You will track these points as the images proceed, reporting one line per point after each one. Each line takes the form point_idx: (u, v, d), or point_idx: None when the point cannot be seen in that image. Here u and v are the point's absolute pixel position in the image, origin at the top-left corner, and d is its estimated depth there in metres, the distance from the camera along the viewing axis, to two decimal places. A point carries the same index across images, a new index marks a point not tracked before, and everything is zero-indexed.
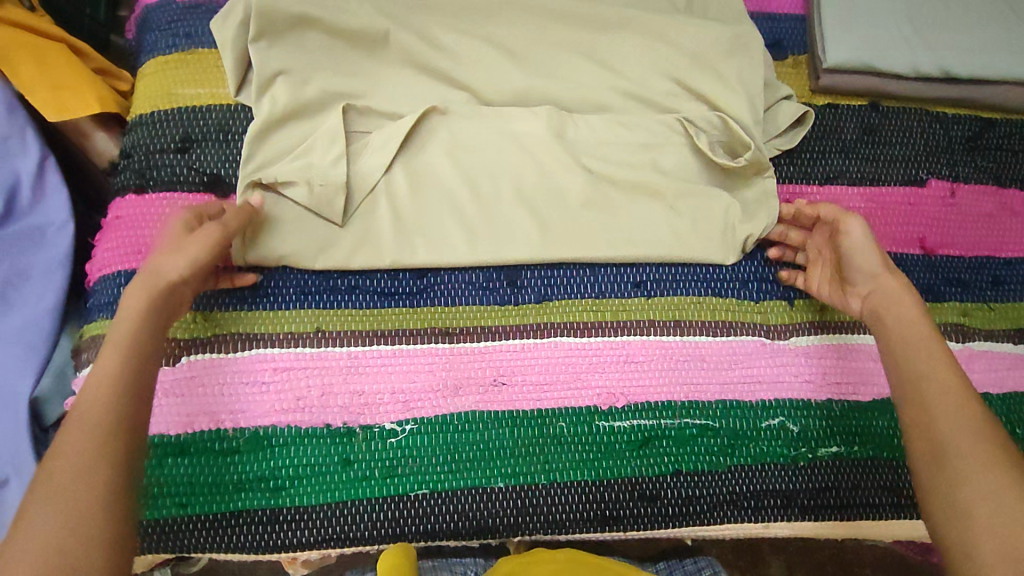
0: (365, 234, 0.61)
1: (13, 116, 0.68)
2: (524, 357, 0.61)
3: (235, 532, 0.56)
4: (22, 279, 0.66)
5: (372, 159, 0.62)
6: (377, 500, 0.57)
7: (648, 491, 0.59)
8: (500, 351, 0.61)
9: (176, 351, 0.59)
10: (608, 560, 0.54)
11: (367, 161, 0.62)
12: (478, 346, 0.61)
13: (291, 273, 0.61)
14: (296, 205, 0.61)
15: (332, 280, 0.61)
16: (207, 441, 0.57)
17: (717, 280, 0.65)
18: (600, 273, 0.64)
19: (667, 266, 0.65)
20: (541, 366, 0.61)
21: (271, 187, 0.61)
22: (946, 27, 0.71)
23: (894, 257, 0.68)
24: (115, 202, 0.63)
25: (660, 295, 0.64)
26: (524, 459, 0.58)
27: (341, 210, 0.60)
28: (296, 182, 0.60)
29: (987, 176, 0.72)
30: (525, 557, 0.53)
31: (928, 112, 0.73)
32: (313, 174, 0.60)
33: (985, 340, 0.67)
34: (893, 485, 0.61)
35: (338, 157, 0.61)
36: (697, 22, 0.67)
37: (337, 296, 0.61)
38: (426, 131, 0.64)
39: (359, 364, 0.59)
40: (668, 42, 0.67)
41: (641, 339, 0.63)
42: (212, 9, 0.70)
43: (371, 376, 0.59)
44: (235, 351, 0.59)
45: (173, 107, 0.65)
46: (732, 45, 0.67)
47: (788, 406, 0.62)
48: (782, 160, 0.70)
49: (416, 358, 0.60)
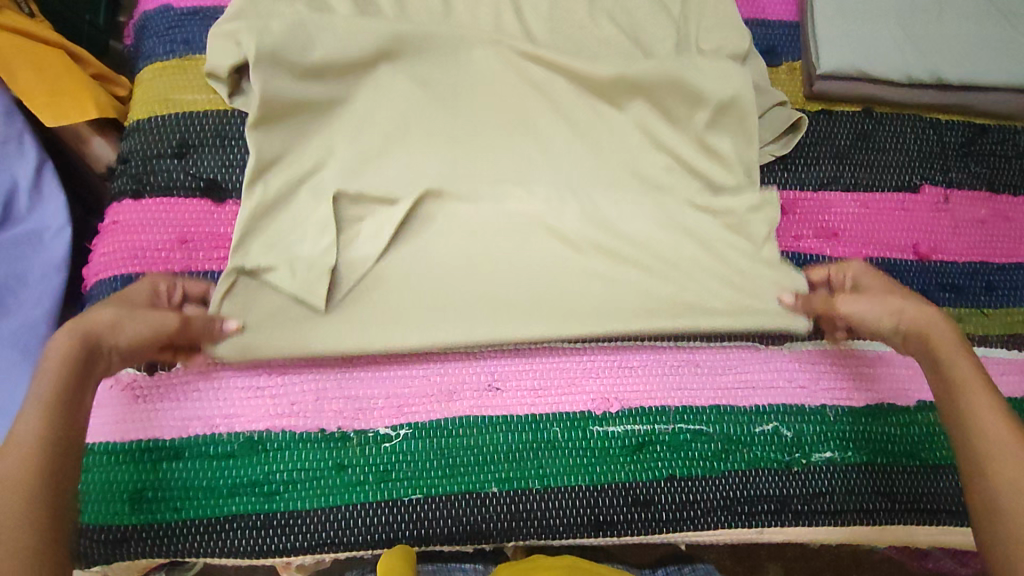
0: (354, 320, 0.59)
1: (11, 121, 0.68)
2: (518, 365, 0.61)
3: (229, 537, 0.55)
4: (19, 283, 0.66)
5: (364, 250, 0.60)
6: (370, 504, 0.57)
7: (642, 496, 0.59)
8: (494, 358, 0.61)
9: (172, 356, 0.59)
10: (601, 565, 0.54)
11: (359, 247, 0.60)
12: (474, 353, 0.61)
13: (273, 377, 0.59)
14: (281, 301, 0.58)
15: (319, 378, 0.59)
16: (201, 446, 0.57)
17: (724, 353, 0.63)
18: (599, 364, 0.62)
19: (669, 357, 0.63)
20: (535, 371, 0.61)
21: (256, 284, 0.58)
22: (939, 33, 0.72)
23: (887, 263, 0.68)
24: (113, 207, 0.64)
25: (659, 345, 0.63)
26: (518, 464, 0.59)
27: (326, 297, 0.58)
28: (280, 268, 0.58)
29: (981, 182, 0.72)
30: (526, 562, 0.53)
31: (922, 118, 0.73)
32: (296, 261, 0.58)
33: (979, 345, 0.67)
34: (887, 490, 0.61)
35: (327, 247, 0.58)
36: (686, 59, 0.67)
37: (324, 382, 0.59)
38: (418, 216, 0.62)
39: (353, 372, 0.60)
40: (670, 85, 0.66)
41: (634, 347, 0.63)
42: (209, 16, 0.70)
43: (366, 383, 0.60)
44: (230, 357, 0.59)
45: (170, 112, 0.66)
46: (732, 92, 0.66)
47: (782, 411, 0.62)
48: (775, 166, 0.70)
49: (411, 366, 0.60)
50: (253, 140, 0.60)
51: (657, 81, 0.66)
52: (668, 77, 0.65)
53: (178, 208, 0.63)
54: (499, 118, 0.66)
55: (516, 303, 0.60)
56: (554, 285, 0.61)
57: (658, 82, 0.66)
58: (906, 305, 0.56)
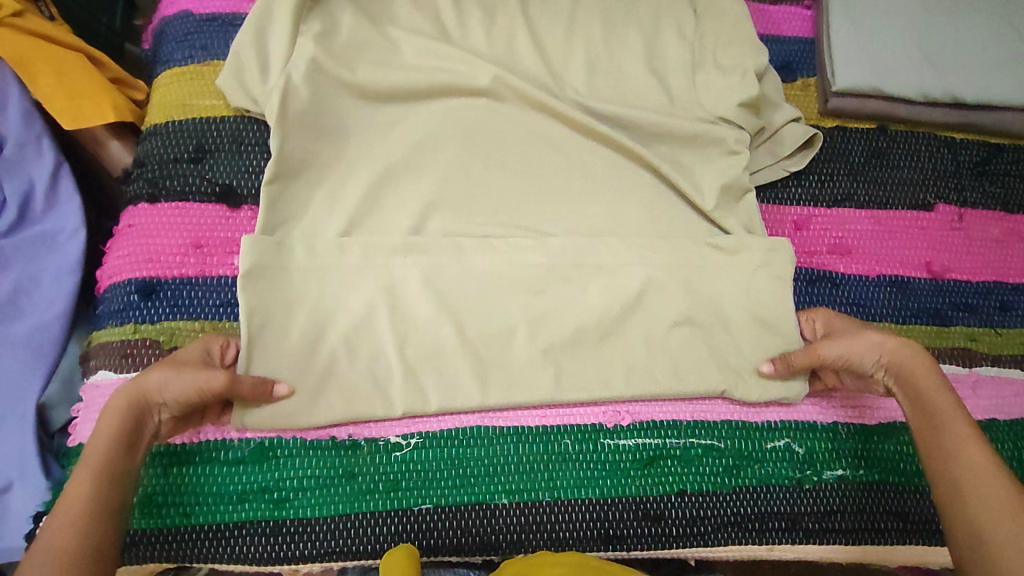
0: (369, 364, 0.58)
1: (29, 123, 0.69)
2: (535, 426, 0.60)
3: (237, 543, 0.55)
4: (33, 284, 0.67)
5: (377, 305, 0.59)
6: (380, 513, 0.57)
7: (652, 511, 0.58)
8: (510, 413, 0.60)
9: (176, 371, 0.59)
10: (598, 560, 0.51)
11: (370, 284, 0.60)
12: (487, 414, 0.60)
13: (286, 438, 0.58)
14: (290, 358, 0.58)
15: (332, 441, 0.58)
16: (212, 452, 0.57)
17: (742, 416, 0.62)
18: (615, 430, 0.60)
19: (688, 418, 0.61)
20: (547, 415, 0.60)
21: (280, 324, 0.58)
22: (955, 52, 0.72)
23: (900, 280, 0.68)
24: (128, 210, 0.64)
25: (677, 416, 0.61)
26: (527, 476, 0.58)
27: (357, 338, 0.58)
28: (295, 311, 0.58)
29: (995, 202, 0.72)
30: (533, 559, 0.50)
31: (937, 136, 0.73)
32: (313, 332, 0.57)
33: (992, 365, 0.66)
34: (899, 510, 0.61)
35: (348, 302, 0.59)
36: (693, 99, 0.70)
37: (334, 444, 0.58)
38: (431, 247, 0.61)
39: (366, 429, 0.59)
40: (690, 153, 0.69)
41: (652, 407, 0.61)
42: (227, 22, 0.71)
43: (378, 428, 0.59)
44: None
45: (187, 117, 0.66)
46: (741, 136, 0.68)
47: (794, 427, 0.62)
48: (790, 182, 0.70)
49: (424, 423, 0.59)
50: (266, 195, 0.61)
51: (676, 150, 0.69)
52: (688, 143, 0.68)
53: (193, 213, 0.63)
54: (514, 134, 0.67)
55: (523, 333, 0.60)
56: (570, 363, 0.60)
57: (679, 153, 0.69)
58: (893, 345, 0.56)
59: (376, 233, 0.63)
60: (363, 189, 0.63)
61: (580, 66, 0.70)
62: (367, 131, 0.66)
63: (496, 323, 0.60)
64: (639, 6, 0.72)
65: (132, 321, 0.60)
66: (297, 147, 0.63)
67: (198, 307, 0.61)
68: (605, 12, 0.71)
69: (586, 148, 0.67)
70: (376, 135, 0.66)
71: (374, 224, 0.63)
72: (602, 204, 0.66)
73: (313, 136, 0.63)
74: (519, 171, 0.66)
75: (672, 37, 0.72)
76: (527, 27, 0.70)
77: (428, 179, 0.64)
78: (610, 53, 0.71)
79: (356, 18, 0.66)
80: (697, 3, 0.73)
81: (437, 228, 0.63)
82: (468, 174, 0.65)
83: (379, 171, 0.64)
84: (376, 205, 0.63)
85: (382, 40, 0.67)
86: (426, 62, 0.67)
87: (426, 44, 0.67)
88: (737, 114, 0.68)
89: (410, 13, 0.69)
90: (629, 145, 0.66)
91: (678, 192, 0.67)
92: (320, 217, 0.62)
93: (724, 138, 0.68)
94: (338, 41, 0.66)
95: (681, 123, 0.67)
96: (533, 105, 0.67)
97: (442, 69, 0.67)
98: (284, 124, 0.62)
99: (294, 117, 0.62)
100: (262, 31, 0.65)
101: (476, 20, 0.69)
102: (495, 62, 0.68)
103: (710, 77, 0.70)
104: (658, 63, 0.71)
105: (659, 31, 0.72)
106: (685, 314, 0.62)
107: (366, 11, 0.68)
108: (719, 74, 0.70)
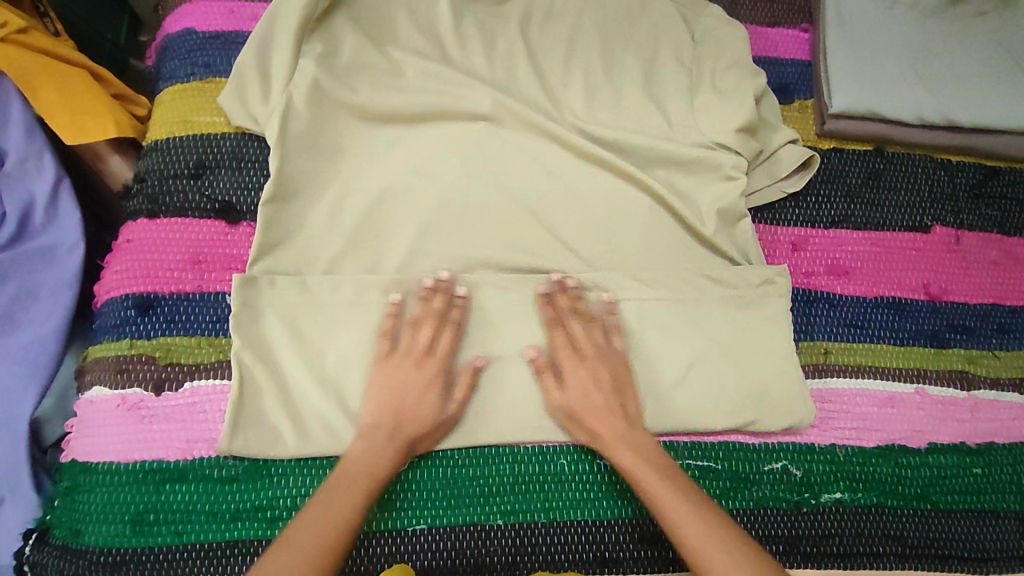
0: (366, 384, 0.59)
1: (31, 138, 0.69)
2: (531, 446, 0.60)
3: (227, 563, 0.55)
4: (30, 297, 0.67)
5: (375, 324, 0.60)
6: (375, 534, 0.56)
7: (649, 534, 0.58)
8: None
9: (122, 371, 0.59)
10: None
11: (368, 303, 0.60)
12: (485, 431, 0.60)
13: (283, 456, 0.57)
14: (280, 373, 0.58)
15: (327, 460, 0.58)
16: (206, 468, 0.57)
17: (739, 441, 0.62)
18: None
19: (684, 440, 0.61)
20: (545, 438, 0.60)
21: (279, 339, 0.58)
22: (950, 76, 0.72)
23: (897, 302, 0.68)
24: (127, 226, 0.64)
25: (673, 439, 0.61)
26: (524, 496, 0.58)
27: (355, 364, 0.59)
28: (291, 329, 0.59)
29: (991, 225, 0.72)
30: None
31: (933, 158, 0.73)
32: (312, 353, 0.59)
33: (990, 389, 0.66)
34: (897, 534, 0.60)
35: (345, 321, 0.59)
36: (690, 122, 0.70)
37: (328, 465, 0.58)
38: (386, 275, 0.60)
39: None
40: (688, 176, 0.69)
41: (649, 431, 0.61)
42: (230, 40, 0.71)
43: None
44: (188, 384, 0.59)
45: (188, 134, 0.67)
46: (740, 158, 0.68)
47: (792, 450, 0.62)
48: (788, 204, 0.71)
49: None
50: (264, 216, 0.61)
51: (673, 173, 0.69)
52: (688, 167, 0.69)
53: (191, 229, 0.63)
54: (513, 153, 0.67)
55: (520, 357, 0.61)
56: None
57: (675, 175, 0.69)
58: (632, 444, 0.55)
59: (374, 253, 0.63)
60: (361, 209, 0.63)
61: (579, 88, 0.70)
62: (366, 151, 0.66)
63: (496, 346, 0.61)
64: (637, 30, 0.73)
65: (128, 335, 0.60)
66: (298, 168, 0.63)
67: (194, 324, 0.61)
68: (602, 34, 0.72)
69: (583, 169, 0.67)
70: (374, 156, 0.66)
71: (373, 243, 0.63)
72: (597, 223, 0.66)
73: (313, 156, 0.64)
74: (517, 193, 0.66)
75: (669, 60, 0.72)
76: (527, 51, 0.70)
77: (425, 198, 0.64)
78: (608, 75, 0.71)
79: (358, 39, 0.67)
80: (694, 28, 0.74)
81: (435, 247, 0.63)
82: (466, 194, 0.65)
83: (378, 191, 0.64)
84: (374, 223, 0.63)
85: (381, 63, 0.68)
86: (426, 85, 0.68)
87: (426, 65, 0.68)
88: (735, 137, 0.68)
89: (411, 35, 0.69)
90: (627, 165, 0.67)
91: (675, 213, 0.67)
92: (319, 234, 0.63)
93: (722, 164, 0.68)
94: (340, 62, 0.66)
95: (680, 146, 0.68)
96: (532, 126, 0.67)
97: (442, 92, 0.67)
98: (284, 145, 0.62)
99: (294, 138, 0.63)
100: (265, 50, 0.66)
101: (476, 44, 0.70)
102: (495, 85, 0.68)
103: (709, 99, 0.71)
104: (656, 85, 0.72)
105: (656, 55, 0.73)
106: (680, 335, 0.62)
107: (368, 33, 0.68)
108: (717, 97, 0.70)
